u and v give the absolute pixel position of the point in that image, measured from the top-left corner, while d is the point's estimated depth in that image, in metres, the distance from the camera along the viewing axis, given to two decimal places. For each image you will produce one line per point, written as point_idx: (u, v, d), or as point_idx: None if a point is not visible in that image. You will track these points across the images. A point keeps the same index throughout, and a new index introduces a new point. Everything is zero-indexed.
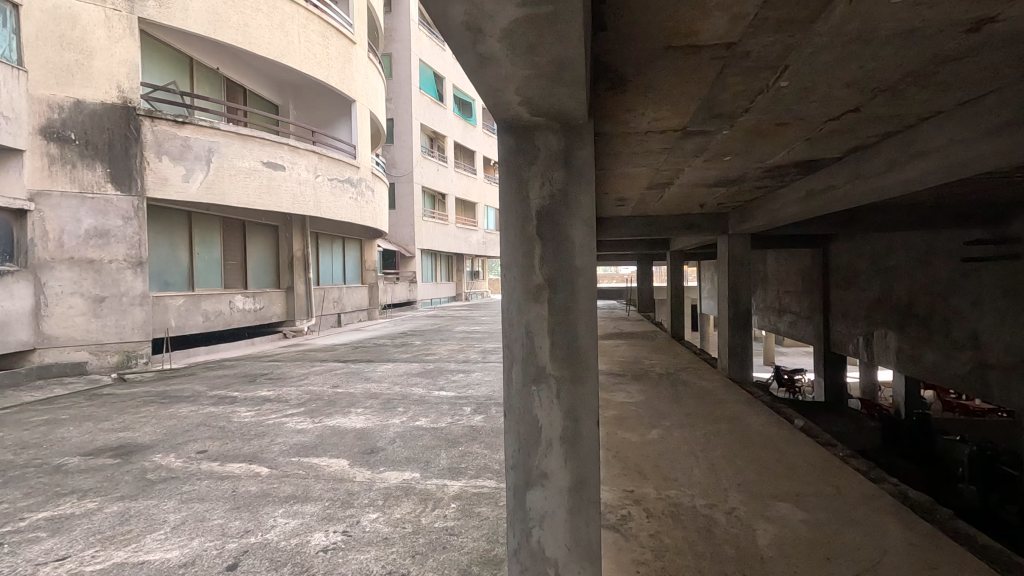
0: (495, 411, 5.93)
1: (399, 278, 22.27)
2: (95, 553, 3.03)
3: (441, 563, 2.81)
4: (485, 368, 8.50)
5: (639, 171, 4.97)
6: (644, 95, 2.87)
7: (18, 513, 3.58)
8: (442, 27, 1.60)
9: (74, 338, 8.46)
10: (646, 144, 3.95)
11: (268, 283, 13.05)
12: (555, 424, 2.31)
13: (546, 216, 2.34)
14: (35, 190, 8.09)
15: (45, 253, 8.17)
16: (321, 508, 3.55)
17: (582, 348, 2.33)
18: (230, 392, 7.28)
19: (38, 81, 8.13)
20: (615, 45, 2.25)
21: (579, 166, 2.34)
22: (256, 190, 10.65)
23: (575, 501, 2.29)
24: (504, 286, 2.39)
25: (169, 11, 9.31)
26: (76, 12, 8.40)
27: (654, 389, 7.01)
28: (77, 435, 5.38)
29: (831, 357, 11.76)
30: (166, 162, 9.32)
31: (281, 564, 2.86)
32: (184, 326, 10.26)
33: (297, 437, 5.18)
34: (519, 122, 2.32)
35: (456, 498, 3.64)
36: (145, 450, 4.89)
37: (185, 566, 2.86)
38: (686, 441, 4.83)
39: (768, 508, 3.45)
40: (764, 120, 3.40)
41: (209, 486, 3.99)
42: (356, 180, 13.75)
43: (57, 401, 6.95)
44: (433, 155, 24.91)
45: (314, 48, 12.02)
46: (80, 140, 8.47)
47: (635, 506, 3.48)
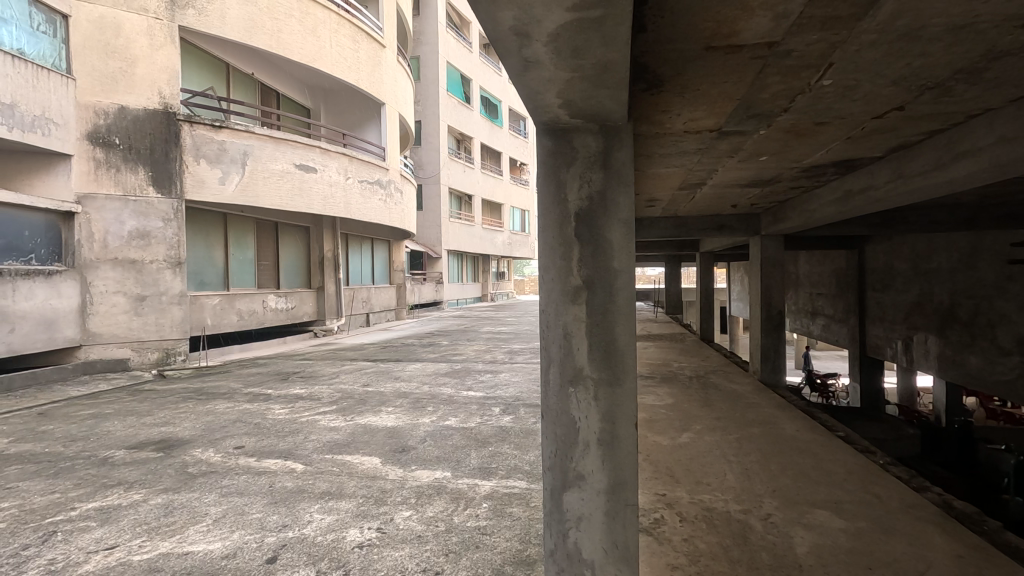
0: (524, 412, 5.93)
1: (426, 279, 22.50)
2: (143, 543, 3.15)
3: (475, 561, 2.84)
4: (512, 369, 8.55)
5: (672, 172, 4.92)
6: (680, 96, 2.86)
7: (70, 503, 3.74)
8: (489, 34, 1.62)
9: (117, 336, 8.78)
10: (680, 145, 3.91)
11: (299, 283, 13.32)
12: (592, 427, 2.31)
13: (584, 217, 2.34)
14: (82, 193, 8.44)
15: (90, 253, 8.52)
16: (355, 505, 3.62)
17: (621, 351, 2.32)
18: (264, 389, 7.45)
19: (85, 87, 8.49)
20: (655, 46, 2.24)
21: (618, 167, 2.34)
22: (288, 192, 10.87)
23: (612, 504, 2.29)
24: (542, 287, 2.41)
25: (206, 18, 9.59)
26: (121, 21, 8.76)
27: (684, 392, 6.92)
28: (122, 429, 5.60)
29: (868, 362, 11.42)
30: (204, 165, 9.59)
31: (318, 558, 2.92)
32: (219, 325, 10.55)
33: (329, 435, 5.26)
34: (558, 124, 2.34)
35: (487, 498, 3.67)
36: (185, 444, 5.06)
37: (228, 558, 2.95)
38: (718, 446, 4.75)
39: (805, 515, 3.38)
40: (802, 120, 3.34)
41: (247, 481, 4.10)
42: (385, 182, 13.92)
43: (103, 395, 7.25)
44: (460, 156, 25.05)
45: (346, 52, 12.22)
46: (123, 145, 8.79)
47: (667, 510, 3.45)
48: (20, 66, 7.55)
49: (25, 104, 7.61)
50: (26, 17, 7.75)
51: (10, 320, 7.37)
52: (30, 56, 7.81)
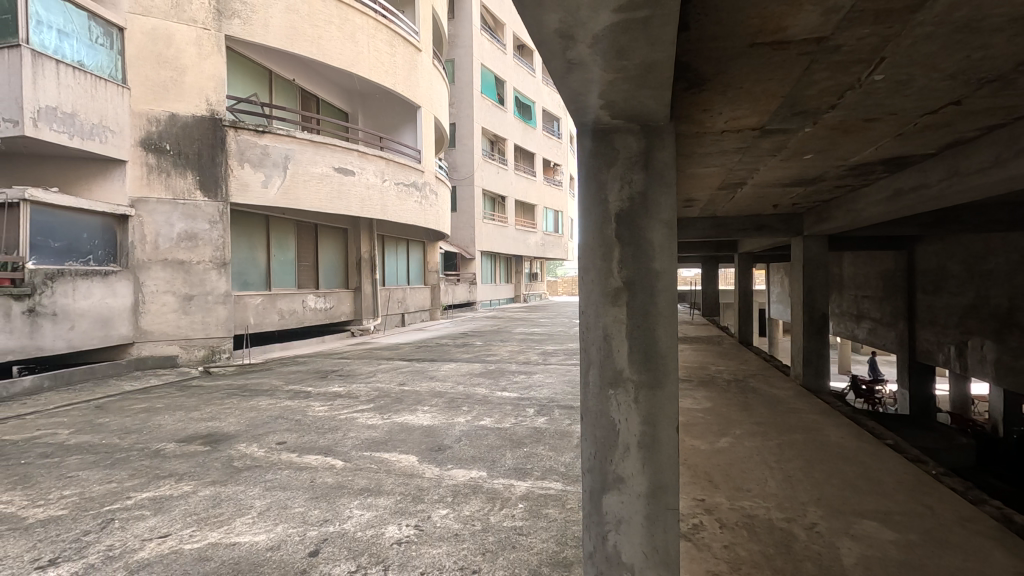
0: (558, 414, 5.91)
1: (460, 280, 22.72)
2: (193, 532, 3.28)
3: (512, 561, 2.85)
4: (546, 370, 8.55)
5: (711, 172, 4.83)
6: (722, 94, 2.80)
7: (126, 492, 3.93)
8: (534, 36, 1.63)
9: (166, 333, 9.18)
10: (720, 144, 3.84)
11: (337, 283, 13.64)
12: (632, 430, 2.29)
13: (625, 218, 2.33)
14: (135, 197, 8.85)
15: (142, 254, 8.93)
16: (394, 502, 3.68)
17: (662, 353, 2.30)
18: (304, 387, 7.66)
19: (138, 96, 8.92)
20: (698, 45, 2.21)
21: (659, 167, 2.31)
22: (328, 195, 11.11)
23: (653, 507, 2.26)
24: (581, 289, 2.40)
25: (251, 27, 9.92)
26: (172, 33, 9.17)
27: (722, 396, 6.78)
28: (172, 422, 5.84)
29: (917, 367, 10.94)
30: (248, 169, 9.90)
31: (358, 553, 2.99)
32: (261, 324, 10.89)
33: (367, 432, 5.37)
34: (599, 125, 2.33)
35: (523, 498, 3.67)
36: (230, 439, 5.24)
37: (272, 550, 3.04)
38: (758, 451, 4.64)
39: (852, 525, 3.27)
40: (851, 116, 3.23)
41: (289, 475, 4.23)
42: (421, 184, 14.09)
43: (153, 390, 7.58)
44: (494, 158, 25.19)
45: (383, 57, 12.43)
46: (174, 151, 9.17)
47: (706, 516, 3.39)
48: (79, 78, 8.00)
49: (84, 113, 8.07)
50: (86, 30, 8.21)
51: (70, 318, 7.81)
52: (90, 68, 8.25)
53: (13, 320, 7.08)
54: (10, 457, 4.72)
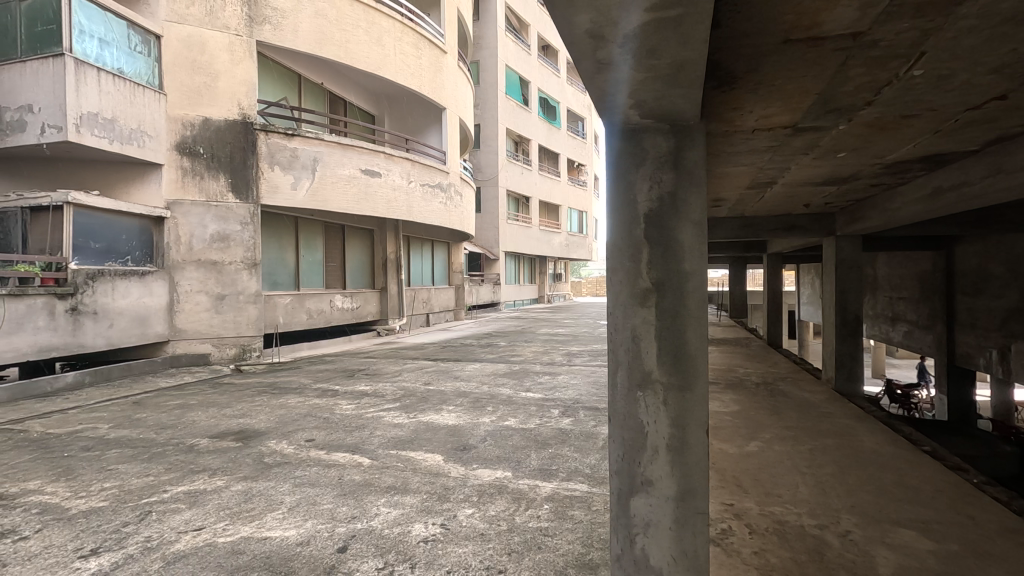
0: (584, 415, 5.88)
1: (484, 280, 22.82)
2: (226, 526, 3.36)
3: (538, 562, 2.85)
4: (571, 371, 8.52)
5: (741, 171, 4.75)
6: (753, 93, 2.75)
7: (162, 486, 4.05)
8: (565, 38, 1.64)
9: (199, 332, 9.43)
10: (750, 143, 3.77)
11: (363, 283, 13.84)
12: (661, 432, 2.27)
13: (654, 218, 2.30)
14: (170, 200, 9.13)
15: (177, 255, 9.20)
16: (420, 500, 3.71)
17: (692, 356, 2.26)
18: (332, 385, 7.79)
19: (174, 102, 9.20)
20: (730, 42, 2.17)
21: (689, 167, 2.29)
22: (355, 197, 11.25)
23: (681, 511, 2.23)
24: (609, 290, 2.39)
25: (280, 32, 10.12)
26: (205, 39, 9.43)
27: (751, 399, 6.66)
28: (205, 419, 6.00)
29: (956, 372, 10.56)
30: (278, 171, 10.09)
31: (386, 550, 3.02)
32: (291, 323, 11.11)
33: (394, 430, 5.43)
34: (629, 124, 2.32)
35: (549, 499, 3.67)
36: (261, 436, 5.35)
37: (302, 545, 3.10)
38: (789, 456, 4.53)
39: (888, 534, 3.17)
40: (888, 113, 3.14)
41: (318, 472, 4.30)
42: (446, 185, 14.18)
43: (187, 387, 7.80)
44: (518, 158, 25.22)
45: (409, 59, 12.54)
46: (207, 154, 9.41)
47: (735, 521, 3.33)
48: (119, 84, 8.31)
49: (123, 119, 8.37)
50: (125, 38, 8.51)
51: (109, 316, 8.12)
52: (129, 75, 8.56)
53: (57, 319, 7.39)
54: (54, 450, 4.92)
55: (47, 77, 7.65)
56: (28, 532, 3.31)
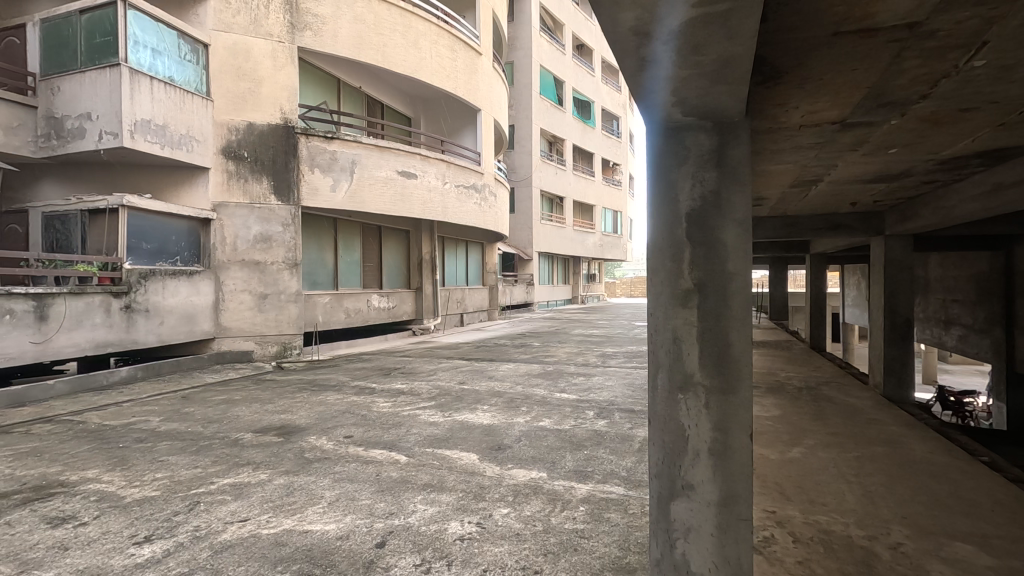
0: (619, 417, 5.81)
1: (517, 280, 22.87)
2: (270, 518, 3.47)
3: (575, 564, 2.83)
4: (606, 372, 8.44)
5: (784, 169, 4.61)
6: (800, 88, 2.67)
7: (210, 477, 4.21)
8: (608, 36, 1.64)
9: (243, 329, 9.75)
10: (795, 140, 3.66)
11: (399, 283, 14.05)
12: (703, 436, 2.22)
13: (696, 217, 2.26)
14: (216, 202, 9.49)
15: (223, 255, 9.54)
16: (456, 498, 3.75)
17: (735, 358, 2.21)
18: (370, 383, 7.94)
19: (220, 108, 9.56)
20: (777, 37, 2.12)
21: (733, 165, 2.24)
22: (392, 198, 11.41)
23: (723, 516, 2.18)
24: (649, 291, 2.36)
25: (321, 38, 10.36)
26: (250, 47, 9.75)
27: (793, 404, 6.45)
28: (249, 414, 6.21)
29: (1017, 379, 9.99)
30: (318, 174, 10.31)
31: (423, 547, 3.06)
32: (329, 322, 11.38)
33: (429, 429, 5.50)
34: (671, 122, 2.29)
35: (584, 501, 3.64)
36: (302, 432, 5.49)
37: (342, 539, 3.17)
38: (835, 464, 4.37)
39: (943, 547, 3.03)
40: (944, 106, 3.00)
41: (356, 468, 4.39)
42: (480, 186, 14.24)
43: (231, 383, 8.07)
44: (552, 159, 25.16)
45: (445, 61, 12.66)
46: (250, 158, 9.72)
47: (778, 529, 3.24)
48: (170, 92, 8.67)
49: (173, 125, 8.74)
50: (176, 48, 8.89)
51: (160, 314, 8.49)
52: (179, 83, 8.91)
53: (113, 316, 7.77)
54: (110, 441, 5.16)
55: (104, 86, 8.07)
56: (87, 517, 3.49)
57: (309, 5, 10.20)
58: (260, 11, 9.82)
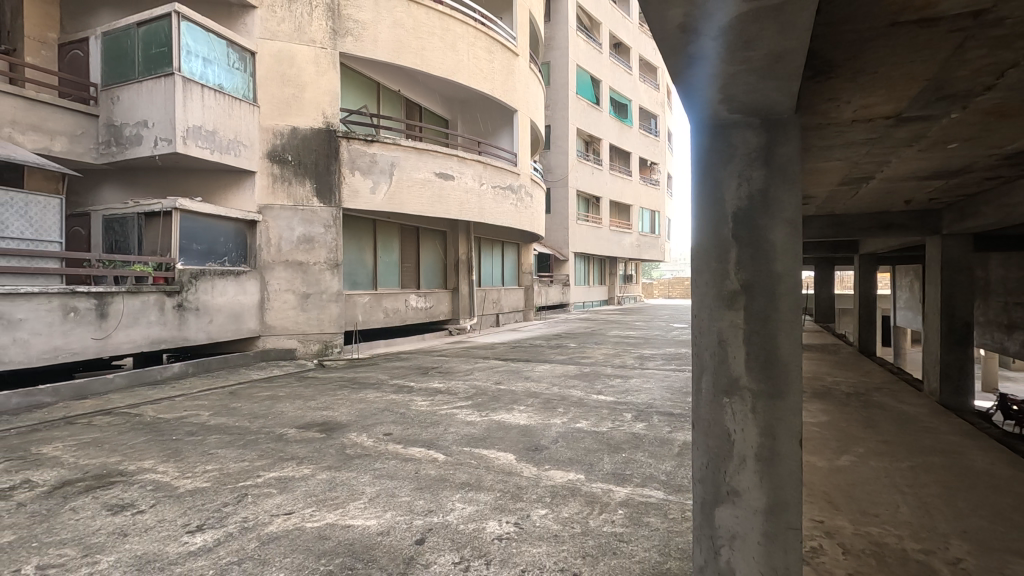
0: (658, 421, 5.72)
1: (553, 281, 22.82)
2: (313, 512, 3.56)
3: (614, 568, 2.80)
4: (644, 374, 8.32)
5: (833, 166, 4.46)
6: (853, 82, 2.57)
7: (256, 470, 4.36)
8: (655, 32, 1.63)
9: (287, 328, 10.05)
10: (846, 136, 3.52)
11: (436, 283, 14.21)
12: (749, 441, 2.16)
13: (743, 217, 2.20)
14: (262, 204, 9.82)
15: (268, 256, 9.86)
16: (493, 498, 3.76)
17: (784, 362, 2.14)
18: (408, 381, 8.06)
19: (266, 113, 9.87)
20: (830, 29, 2.05)
21: (782, 163, 2.17)
22: (430, 199, 11.55)
23: (771, 525, 2.12)
24: (694, 293, 2.31)
25: (362, 43, 10.58)
26: (294, 54, 10.05)
27: (841, 410, 6.21)
28: (292, 410, 6.38)
29: None
30: (358, 176, 10.53)
31: (461, 545, 3.08)
32: (368, 321, 11.61)
33: (467, 428, 5.54)
34: (718, 120, 2.24)
35: (623, 505, 3.60)
36: (343, 428, 5.62)
37: (383, 535, 3.23)
38: (887, 474, 4.19)
39: (1008, 565, 2.86)
40: (1011, 98, 2.83)
41: (396, 465, 4.46)
42: (517, 187, 14.26)
43: (275, 380, 8.34)
44: (588, 158, 25.00)
45: (482, 63, 12.73)
46: (294, 161, 10.01)
47: (827, 540, 3.12)
48: (220, 99, 9.02)
49: (223, 130, 9.09)
50: (225, 56, 9.24)
51: (209, 312, 8.85)
52: (228, 90, 9.26)
53: (166, 314, 8.13)
54: (164, 433, 5.40)
55: (159, 95, 8.47)
56: (144, 506, 3.66)
57: (351, 11, 10.44)
58: (304, 18, 10.11)
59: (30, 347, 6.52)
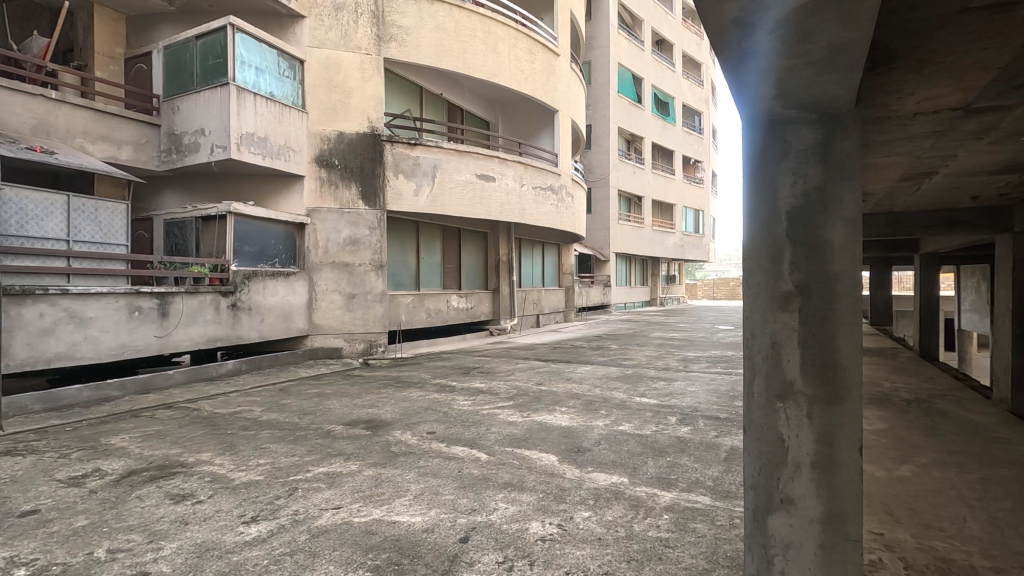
0: (703, 425, 5.59)
1: (594, 282, 22.65)
2: (360, 507, 3.65)
3: (660, 573, 2.76)
4: (688, 377, 8.15)
5: (892, 161, 4.25)
6: (918, 73, 2.44)
7: (306, 465, 4.50)
8: (709, 26, 1.60)
9: (334, 327, 10.34)
10: (908, 129, 3.35)
11: (477, 284, 14.33)
12: (805, 448, 2.09)
13: (798, 216, 2.13)
14: (310, 208, 10.14)
15: (316, 257, 10.17)
16: (536, 498, 3.77)
17: (842, 366, 2.06)
18: (450, 381, 8.17)
19: (314, 119, 10.19)
20: (894, 18, 1.96)
21: (841, 159, 2.08)
22: (471, 201, 11.65)
23: (828, 536, 2.04)
24: (746, 294, 2.26)
25: (405, 48, 10.79)
26: (341, 61, 10.33)
27: (901, 417, 5.91)
28: (339, 407, 6.57)
29: None
30: (402, 179, 10.74)
31: (505, 545, 3.10)
32: (411, 321, 11.82)
33: (508, 428, 5.56)
34: (772, 116, 2.18)
35: (668, 509, 3.54)
36: (388, 426, 5.74)
37: (427, 531, 3.28)
38: (953, 486, 3.96)
39: None
40: None
41: (439, 463, 4.53)
42: (557, 187, 14.21)
43: (323, 377, 8.60)
44: (630, 158, 24.69)
45: (523, 64, 12.77)
46: (341, 165, 10.29)
47: (887, 553, 2.98)
48: (271, 106, 9.37)
49: (273, 136, 9.44)
50: (275, 65, 9.59)
51: (261, 312, 9.20)
52: (278, 97, 9.61)
53: (221, 313, 8.51)
54: (220, 427, 5.66)
55: (216, 104, 8.87)
56: (202, 496, 3.84)
57: (394, 17, 10.67)
58: (350, 26, 10.38)
59: (100, 344, 6.94)
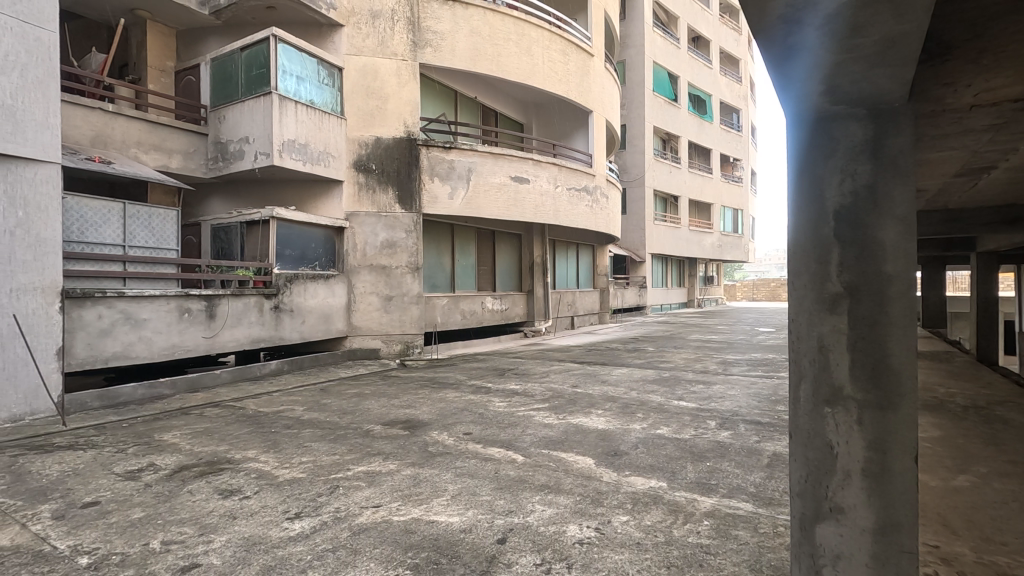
0: (744, 429, 5.45)
1: (629, 283, 22.38)
2: (400, 506, 3.71)
3: None
4: (728, 381, 7.96)
5: (945, 156, 4.06)
6: (975, 63, 2.33)
7: (346, 464, 4.59)
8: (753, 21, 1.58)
9: (372, 329, 10.54)
10: (965, 123, 3.20)
11: (511, 286, 14.36)
12: (855, 456, 2.01)
13: (846, 215, 2.06)
14: (349, 211, 10.36)
15: (354, 260, 10.39)
16: (573, 502, 3.74)
17: (895, 371, 1.98)
18: (485, 382, 8.20)
19: (352, 125, 10.42)
20: (949, 7, 1.88)
21: (893, 157, 2.01)
22: (505, 203, 11.69)
23: (881, 547, 1.97)
24: (791, 295, 2.19)
25: (440, 53, 10.93)
26: (378, 67, 10.54)
27: (956, 424, 5.62)
28: (378, 407, 6.69)
29: None
30: (437, 182, 10.88)
31: (542, 547, 3.10)
32: (447, 322, 11.95)
33: (544, 430, 5.54)
34: (818, 113, 2.12)
35: (709, 516, 3.46)
36: (425, 426, 5.81)
37: (466, 531, 3.31)
38: (1015, 497, 3.75)
39: None
40: None
41: (476, 464, 4.56)
42: (592, 188, 14.12)
43: (361, 378, 8.76)
44: (666, 158, 24.33)
45: (557, 65, 12.75)
46: (378, 170, 10.48)
47: (945, 567, 2.84)
48: (311, 114, 9.63)
49: (313, 143, 9.70)
50: (315, 73, 9.86)
51: (302, 314, 9.47)
52: (318, 105, 9.88)
53: (264, 315, 8.79)
54: (264, 425, 5.85)
55: (259, 113, 9.18)
56: (249, 492, 3.98)
57: (430, 23, 10.83)
58: (387, 33, 10.58)
59: (153, 344, 7.26)
